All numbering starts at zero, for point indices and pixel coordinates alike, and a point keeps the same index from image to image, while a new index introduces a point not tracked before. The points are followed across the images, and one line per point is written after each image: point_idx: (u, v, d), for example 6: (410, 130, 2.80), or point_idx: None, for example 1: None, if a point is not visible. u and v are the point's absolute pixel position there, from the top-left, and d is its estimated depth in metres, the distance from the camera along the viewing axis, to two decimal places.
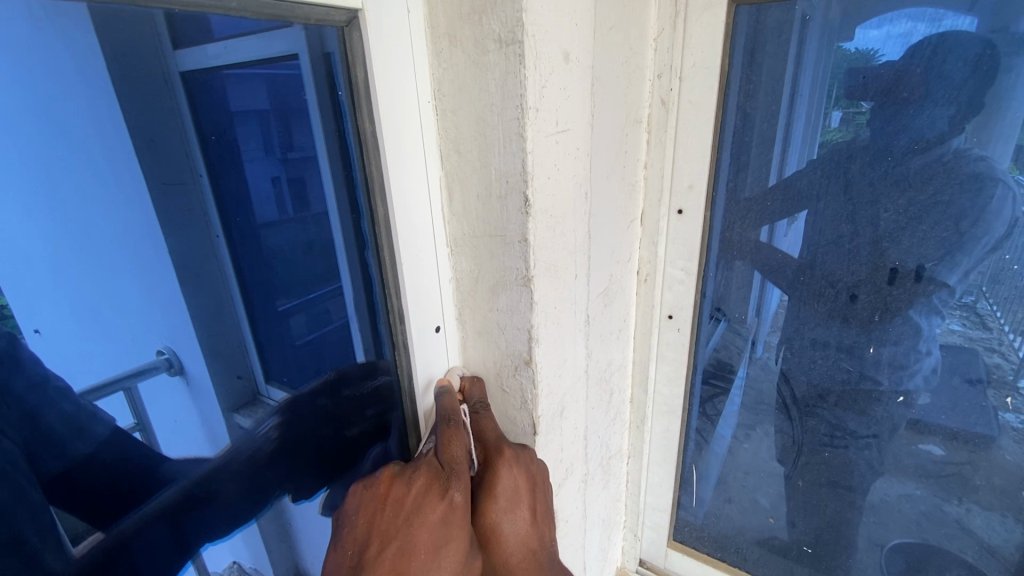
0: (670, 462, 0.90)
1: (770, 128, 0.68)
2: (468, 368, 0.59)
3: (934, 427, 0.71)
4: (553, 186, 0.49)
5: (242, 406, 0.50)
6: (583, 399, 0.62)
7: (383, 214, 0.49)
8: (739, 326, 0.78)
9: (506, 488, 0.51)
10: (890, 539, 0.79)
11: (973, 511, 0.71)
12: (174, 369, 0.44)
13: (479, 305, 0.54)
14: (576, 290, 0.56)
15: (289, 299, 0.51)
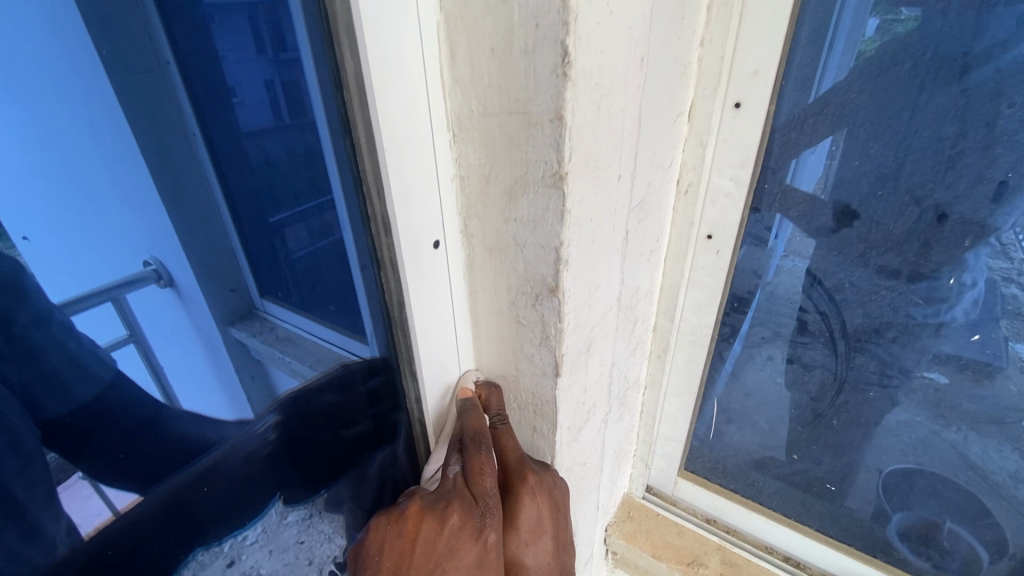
0: (690, 393, 0.83)
1: (826, 17, 0.54)
2: (474, 292, 0.48)
3: (954, 356, 0.63)
4: (602, 39, 0.35)
5: (237, 319, 0.53)
6: (612, 332, 0.53)
7: (354, 74, 0.34)
8: (762, 243, 0.68)
9: (530, 520, 0.48)
10: (887, 464, 0.74)
11: (970, 439, 0.67)
12: (162, 282, 0.46)
13: (492, 214, 0.43)
14: (615, 199, 0.44)
15: (281, 212, 0.51)
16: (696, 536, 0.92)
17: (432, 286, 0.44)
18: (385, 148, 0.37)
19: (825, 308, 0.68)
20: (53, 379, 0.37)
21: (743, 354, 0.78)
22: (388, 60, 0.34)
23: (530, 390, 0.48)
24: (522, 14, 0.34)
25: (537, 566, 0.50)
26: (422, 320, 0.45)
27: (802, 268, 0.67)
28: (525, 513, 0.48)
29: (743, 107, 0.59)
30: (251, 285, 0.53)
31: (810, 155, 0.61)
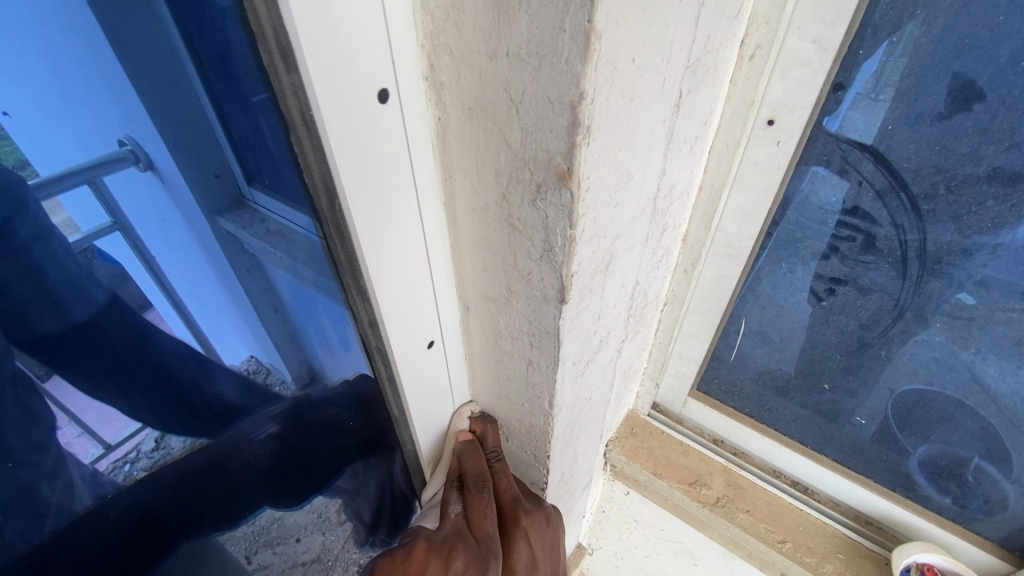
0: (716, 312, 0.73)
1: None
2: (447, 173, 0.36)
3: (985, 280, 0.53)
4: None
5: (225, 209, 0.43)
6: (638, 244, 0.41)
7: None
8: (859, 143, 0.52)
9: (524, 560, 0.51)
10: (901, 383, 0.66)
11: (987, 359, 0.59)
12: (143, 164, 0.38)
13: (471, 50, 0.29)
14: (664, 42, 0.30)
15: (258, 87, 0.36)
16: (701, 457, 0.87)
17: (384, 165, 0.32)
18: None
19: (903, 220, 0.54)
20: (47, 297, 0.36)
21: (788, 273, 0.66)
22: None
23: (526, 315, 0.38)
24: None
25: None
26: (376, 215, 0.33)
27: (856, 168, 0.54)
28: (519, 553, 0.50)
29: None
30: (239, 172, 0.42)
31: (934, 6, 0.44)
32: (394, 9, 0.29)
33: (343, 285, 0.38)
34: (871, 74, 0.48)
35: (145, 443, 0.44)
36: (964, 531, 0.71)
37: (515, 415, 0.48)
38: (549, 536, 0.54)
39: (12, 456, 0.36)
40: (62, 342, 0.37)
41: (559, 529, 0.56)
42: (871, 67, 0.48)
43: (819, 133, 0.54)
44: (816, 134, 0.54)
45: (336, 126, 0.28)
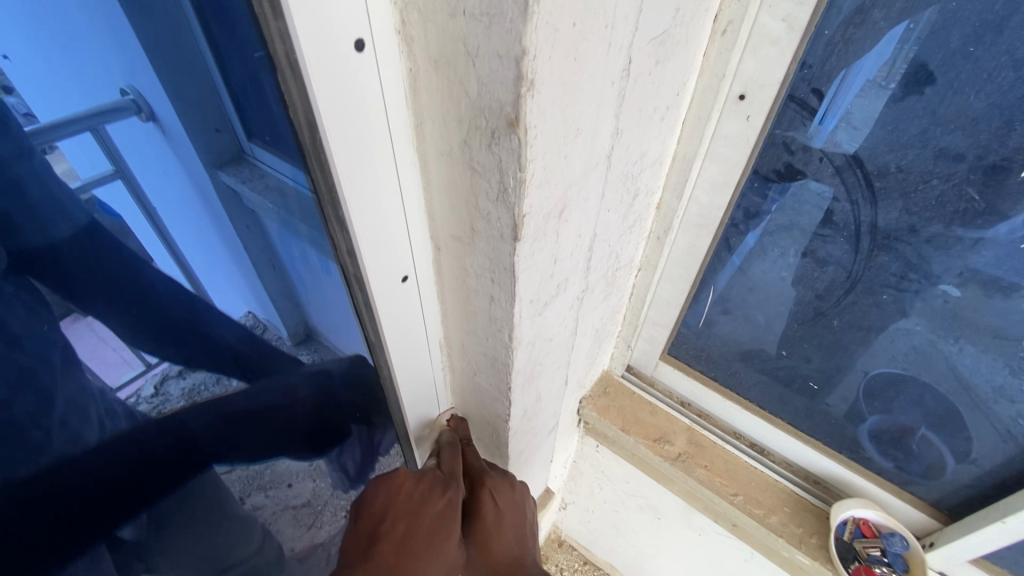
0: (686, 280, 0.77)
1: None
2: (419, 117, 0.40)
3: (981, 272, 0.56)
4: None
5: (226, 163, 0.46)
6: (595, 197, 0.45)
7: None
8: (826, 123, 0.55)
9: (489, 508, 0.65)
10: (875, 366, 0.71)
11: (963, 351, 0.62)
12: (144, 115, 0.41)
13: (436, 6, 0.32)
14: (614, 3, 0.33)
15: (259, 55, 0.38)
16: (667, 417, 0.93)
17: (359, 107, 0.36)
18: None
19: (858, 196, 0.58)
20: (57, 238, 0.39)
21: (754, 243, 0.70)
22: None
23: (487, 255, 0.42)
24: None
25: (500, 550, 0.65)
26: (353, 153, 0.37)
27: (821, 143, 0.57)
28: (485, 503, 0.64)
29: None
30: (237, 128, 0.45)
31: None
32: None
33: (322, 217, 0.42)
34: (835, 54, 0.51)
35: (144, 388, 0.48)
36: (900, 491, 0.77)
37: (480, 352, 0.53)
38: (514, 498, 0.67)
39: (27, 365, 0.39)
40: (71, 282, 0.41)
41: (525, 497, 0.69)
42: (836, 47, 0.51)
43: (785, 109, 0.57)
44: (784, 109, 0.57)
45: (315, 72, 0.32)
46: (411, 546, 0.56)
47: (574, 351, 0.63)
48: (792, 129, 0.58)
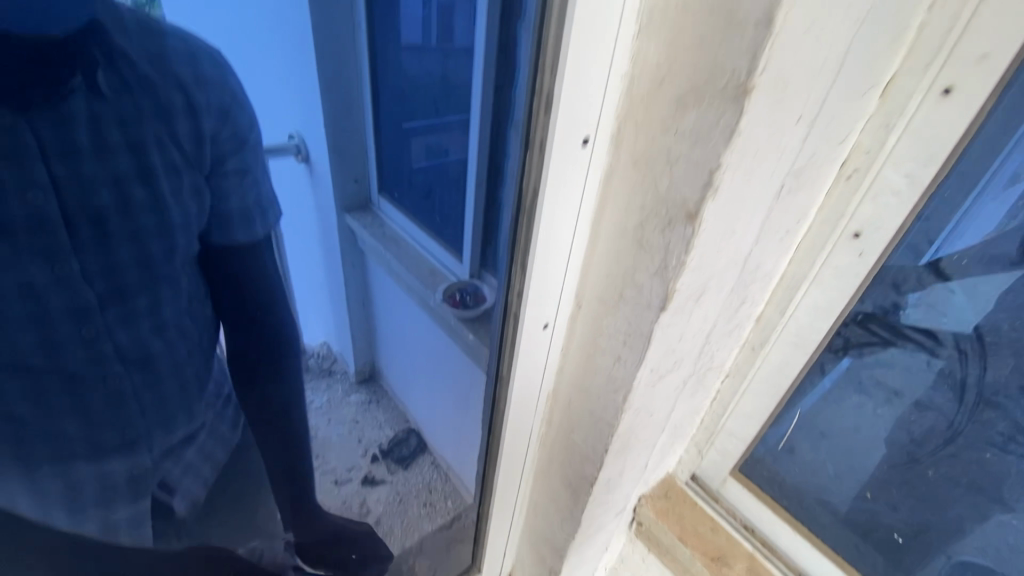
0: (773, 397, 0.78)
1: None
2: (605, 206, 0.40)
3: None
4: None
5: (353, 210, 0.75)
6: (726, 289, 0.45)
7: None
8: (939, 270, 0.60)
9: None
10: (963, 554, 0.69)
11: None
12: (299, 155, 0.63)
13: (651, 116, 0.33)
14: (788, 137, 0.34)
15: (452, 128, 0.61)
16: (729, 537, 0.88)
17: (568, 194, 0.37)
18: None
19: (966, 345, 0.61)
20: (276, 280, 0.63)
21: (850, 372, 0.71)
22: None
23: (627, 319, 0.42)
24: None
25: None
26: (555, 214, 0.38)
27: (953, 296, 0.60)
28: None
29: (951, 96, 0.51)
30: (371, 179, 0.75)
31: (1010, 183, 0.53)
32: (612, 90, 0.33)
33: (509, 258, 0.42)
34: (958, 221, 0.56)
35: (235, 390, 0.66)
36: None
37: (586, 410, 0.51)
38: None
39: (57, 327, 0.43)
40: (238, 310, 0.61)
41: None
42: (949, 212, 0.56)
43: (913, 255, 0.60)
44: (897, 254, 0.61)
45: (552, 197, 0.36)
46: None
47: (667, 427, 0.64)
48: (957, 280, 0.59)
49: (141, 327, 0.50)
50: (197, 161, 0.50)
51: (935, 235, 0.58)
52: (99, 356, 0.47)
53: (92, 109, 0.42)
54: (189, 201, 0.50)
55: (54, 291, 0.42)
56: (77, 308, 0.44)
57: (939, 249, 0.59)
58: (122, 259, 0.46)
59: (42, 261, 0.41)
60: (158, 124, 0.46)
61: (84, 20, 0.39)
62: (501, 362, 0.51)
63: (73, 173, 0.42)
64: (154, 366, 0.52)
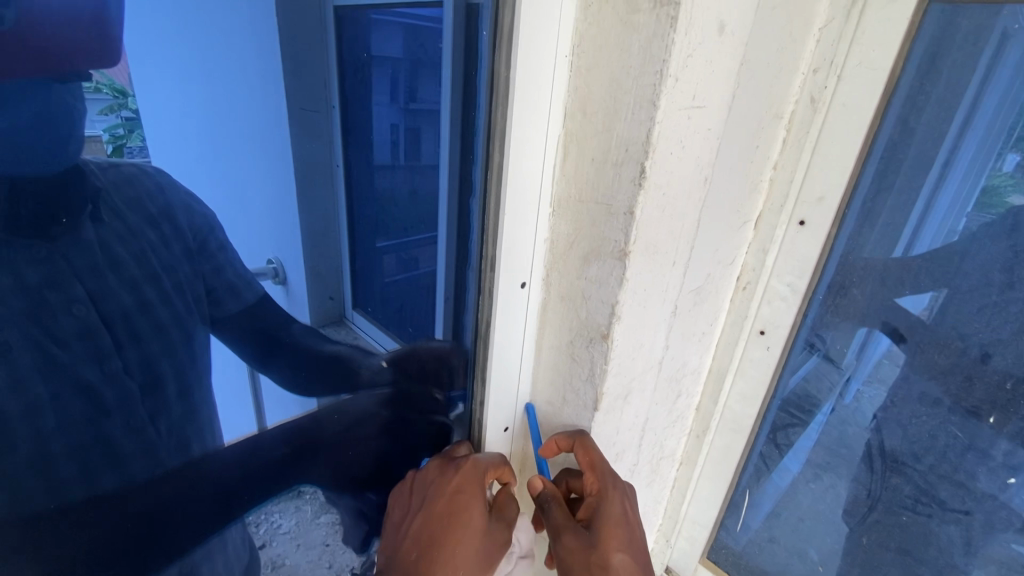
0: (723, 480, 0.85)
1: (920, 164, 0.60)
2: (543, 330, 0.51)
3: (998, 547, 0.65)
4: (679, 157, 0.40)
5: (329, 323, 0.68)
6: (650, 388, 0.55)
7: (498, 158, 0.40)
8: (836, 362, 0.71)
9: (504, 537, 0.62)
10: None
11: None
12: (277, 279, 0.62)
13: (568, 267, 0.46)
14: (669, 275, 0.47)
15: (386, 240, 0.69)
16: None
17: (514, 324, 0.48)
18: (507, 199, 0.42)
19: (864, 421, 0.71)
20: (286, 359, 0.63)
21: (782, 452, 0.80)
22: (523, 123, 0.39)
23: (570, 418, 0.51)
24: (636, 47, 0.36)
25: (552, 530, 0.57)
26: (505, 339, 0.48)
27: (849, 381, 0.71)
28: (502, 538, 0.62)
29: (804, 227, 0.67)
30: (346, 295, 0.69)
31: (860, 286, 0.67)
32: (539, 251, 0.46)
33: (470, 373, 0.52)
34: (833, 318, 0.70)
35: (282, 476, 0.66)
36: None
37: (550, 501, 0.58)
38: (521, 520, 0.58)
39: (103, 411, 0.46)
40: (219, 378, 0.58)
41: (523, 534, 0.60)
42: (825, 311, 0.70)
43: (809, 349, 0.73)
44: (795, 347, 0.73)
45: (501, 328, 0.47)
46: None
47: None
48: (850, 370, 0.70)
49: (166, 396, 0.52)
50: (192, 254, 0.53)
51: (821, 330, 0.71)
52: (150, 446, 0.51)
53: (99, 233, 0.45)
54: (198, 291, 0.54)
55: (110, 392, 0.46)
56: (126, 398, 0.48)
57: (824, 343, 0.71)
58: (153, 352, 0.50)
59: (94, 362, 0.45)
60: (153, 233, 0.49)
61: (65, 167, 0.40)
62: (471, 463, 0.59)
63: (102, 288, 0.45)
64: (189, 450, 0.55)
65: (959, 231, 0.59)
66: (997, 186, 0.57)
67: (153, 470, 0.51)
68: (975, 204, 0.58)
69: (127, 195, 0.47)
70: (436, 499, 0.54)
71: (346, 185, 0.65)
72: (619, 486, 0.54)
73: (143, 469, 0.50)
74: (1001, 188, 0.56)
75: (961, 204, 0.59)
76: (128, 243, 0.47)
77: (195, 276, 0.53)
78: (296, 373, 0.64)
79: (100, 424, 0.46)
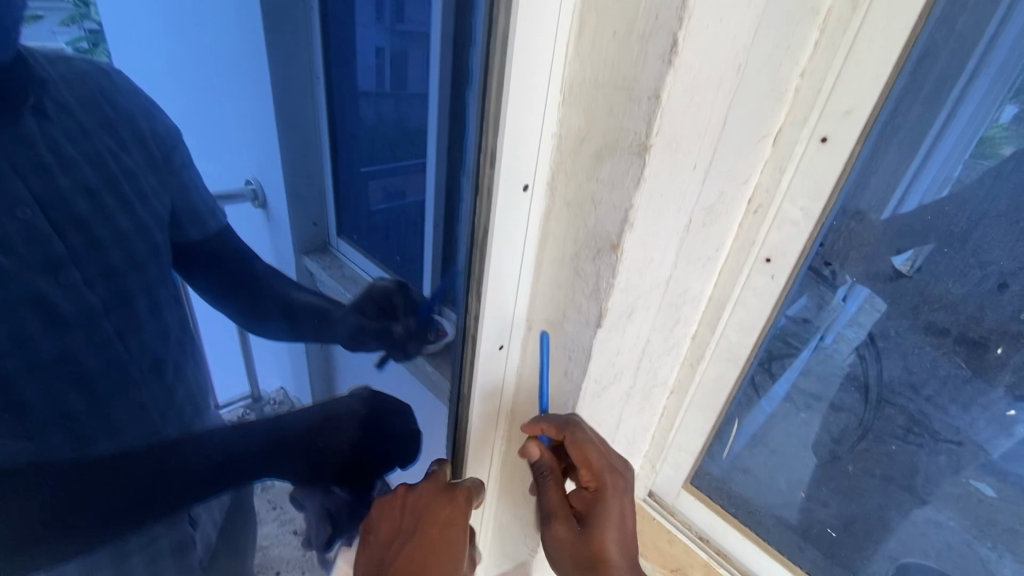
0: (713, 409, 0.85)
1: (925, 116, 0.58)
2: (544, 243, 0.47)
3: (984, 474, 0.66)
4: (714, 37, 0.35)
5: (310, 251, 0.74)
6: (654, 308, 0.53)
7: (503, 26, 0.34)
8: (824, 300, 0.71)
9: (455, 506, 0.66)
10: (904, 556, 0.76)
11: (1003, 560, 0.68)
12: (258, 201, 0.70)
13: (577, 168, 0.41)
14: (687, 183, 0.42)
15: (371, 166, 0.71)
16: (686, 548, 0.93)
17: (514, 232, 0.44)
18: (512, 79, 0.36)
19: (864, 352, 0.70)
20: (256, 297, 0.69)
21: (774, 380, 0.80)
22: None
23: (571, 338, 0.48)
24: None
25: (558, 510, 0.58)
26: (503, 247, 0.44)
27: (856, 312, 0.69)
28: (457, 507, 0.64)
29: (827, 144, 0.61)
30: (330, 222, 0.75)
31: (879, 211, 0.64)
32: (545, 148, 0.41)
33: (465, 286, 0.48)
34: (844, 246, 0.67)
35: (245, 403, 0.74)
36: None
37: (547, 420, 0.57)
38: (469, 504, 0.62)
39: (69, 320, 0.46)
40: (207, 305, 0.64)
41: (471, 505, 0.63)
42: (837, 238, 0.67)
43: (817, 277, 0.70)
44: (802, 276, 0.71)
45: (499, 235, 0.43)
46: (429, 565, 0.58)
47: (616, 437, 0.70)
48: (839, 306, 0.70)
49: (137, 307, 0.53)
50: (155, 165, 0.54)
51: (833, 258, 0.68)
52: (118, 362, 0.51)
53: (42, 126, 0.44)
54: (163, 204, 0.55)
55: (70, 306, 0.46)
56: (89, 314, 0.47)
57: (835, 271, 0.69)
58: (117, 263, 0.50)
59: (47, 269, 0.44)
60: (109, 137, 0.50)
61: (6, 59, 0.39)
62: (462, 382, 0.56)
63: (50, 190, 0.44)
64: (163, 368, 0.57)
65: (955, 178, 0.58)
66: (992, 137, 0.55)
67: (123, 385, 0.52)
68: (971, 152, 0.57)
69: (81, 92, 0.47)
70: (429, 521, 0.60)
71: (330, 115, 0.70)
72: (616, 473, 0.58)
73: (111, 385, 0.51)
74: (994, 139, 0.55)
75: (971, 133, 0.56)
76: (81, 145, 0.47)
77: (161, 188, 0.55)
78: (274, 310, 0.71)
79: (64, 339, 0.46)
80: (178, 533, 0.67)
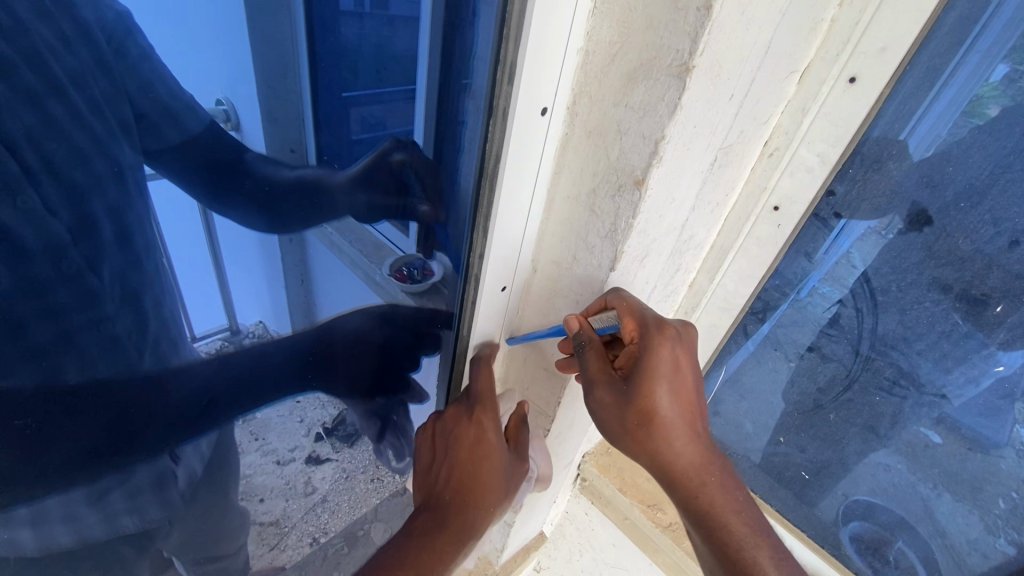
0: (703, 356, 0.86)
1: (938, 64, 0.55)
2: (559, 175, 0.44)
3: (961, 426, 0.68)
4: None
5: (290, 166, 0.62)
6: (667, 252, 0.50)
7: None
8: (808, 254, 0.71)
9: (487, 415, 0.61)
10: (854, 492, 0.81)
11: (942, 497, 0.73)
12: (229, 123, 0.56)
13: (605, 92, 0.37)
14: (718, 115, 0.39)
15: (356, 89, 0.58)
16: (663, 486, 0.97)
17: (528, 162, 0.41)
18: None
19: (862, 305, 0.70)
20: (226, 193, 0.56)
21: (764, 328, 0.80)
22: None
23: (580, 279, 0.46)
24: None
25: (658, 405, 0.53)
26: (515, 178, 0.41)
27: (860, 265, 0.68)
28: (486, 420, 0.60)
29: (856, 84, 0.57)
30: (309, 147, 0.62)
31: (901, 160, 0.61)
32: (569, 64, 0.37)
33: (470, 222, 0.45)
34: (856, 197, 0.65)
35: (217, 333, 0.63)
36: None
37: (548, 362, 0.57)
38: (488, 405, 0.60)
39: (30, 251, 0.43)
40: (177, 226, 0.54)
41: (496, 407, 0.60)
42: (849, 188, 0.65)
43: (823, 225, 0.68)
44: (809, 224, 0.69)
45: (512, 164, 0.39)
46: (468, 478, 0.59)
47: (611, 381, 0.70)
48: (821, 259, 0.70)
49: (104, 235, 0.49)
50: (105, 67, 0.45)
51: (844, 209, 0.66)
52: (90, 293, 0.50)
53: None
54: (121, 113, 0.49)
55: (35, 237, 0.43)
56: (57, 247, 0.45)
57: (845, 220, 0.67)
58: (78, 183, 0.46)
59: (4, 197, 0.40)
60: (46, 27, 0.42)
61: None
62: (461, 322, 0.54)
63: None
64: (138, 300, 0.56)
65: (945, 136, 0.57)
66: (981, 96, 0.54)
67: (96, 319, 0.51)
68: (962, 111, 0.56)
69: None
70: (456, 447, 0.60)
71: (308, 22, 0.53)
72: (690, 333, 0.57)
73: (84, 319, 0.50)
74: (983, 99, 0.54)
75: (961, 96, 0.55)
76: (13, 39, 0.40)
77: (116, 94, 0.48)
78: (247, 215, 0.58)
79: (29, 272, 0.43)
80: (157, 469, 0.66)
